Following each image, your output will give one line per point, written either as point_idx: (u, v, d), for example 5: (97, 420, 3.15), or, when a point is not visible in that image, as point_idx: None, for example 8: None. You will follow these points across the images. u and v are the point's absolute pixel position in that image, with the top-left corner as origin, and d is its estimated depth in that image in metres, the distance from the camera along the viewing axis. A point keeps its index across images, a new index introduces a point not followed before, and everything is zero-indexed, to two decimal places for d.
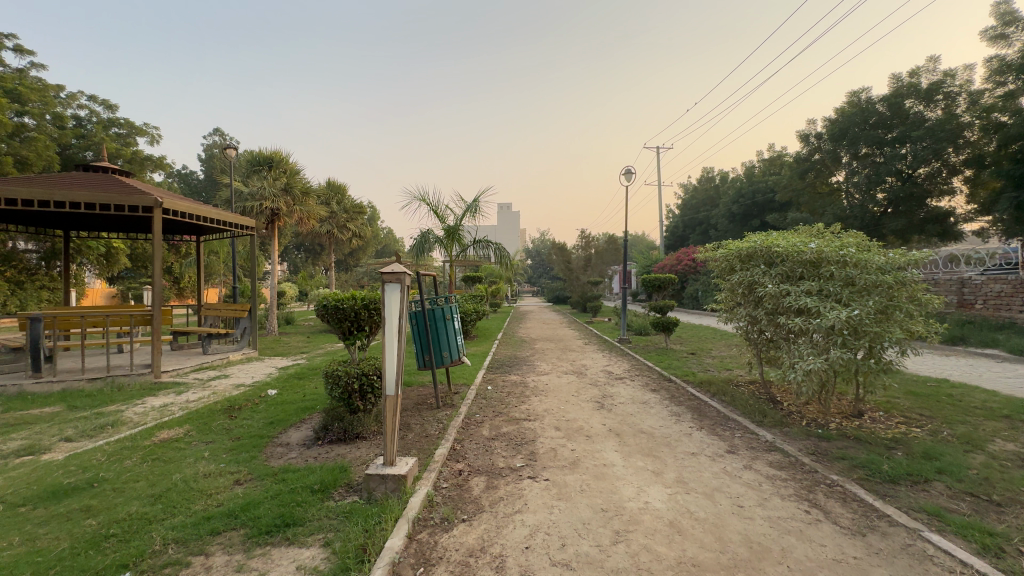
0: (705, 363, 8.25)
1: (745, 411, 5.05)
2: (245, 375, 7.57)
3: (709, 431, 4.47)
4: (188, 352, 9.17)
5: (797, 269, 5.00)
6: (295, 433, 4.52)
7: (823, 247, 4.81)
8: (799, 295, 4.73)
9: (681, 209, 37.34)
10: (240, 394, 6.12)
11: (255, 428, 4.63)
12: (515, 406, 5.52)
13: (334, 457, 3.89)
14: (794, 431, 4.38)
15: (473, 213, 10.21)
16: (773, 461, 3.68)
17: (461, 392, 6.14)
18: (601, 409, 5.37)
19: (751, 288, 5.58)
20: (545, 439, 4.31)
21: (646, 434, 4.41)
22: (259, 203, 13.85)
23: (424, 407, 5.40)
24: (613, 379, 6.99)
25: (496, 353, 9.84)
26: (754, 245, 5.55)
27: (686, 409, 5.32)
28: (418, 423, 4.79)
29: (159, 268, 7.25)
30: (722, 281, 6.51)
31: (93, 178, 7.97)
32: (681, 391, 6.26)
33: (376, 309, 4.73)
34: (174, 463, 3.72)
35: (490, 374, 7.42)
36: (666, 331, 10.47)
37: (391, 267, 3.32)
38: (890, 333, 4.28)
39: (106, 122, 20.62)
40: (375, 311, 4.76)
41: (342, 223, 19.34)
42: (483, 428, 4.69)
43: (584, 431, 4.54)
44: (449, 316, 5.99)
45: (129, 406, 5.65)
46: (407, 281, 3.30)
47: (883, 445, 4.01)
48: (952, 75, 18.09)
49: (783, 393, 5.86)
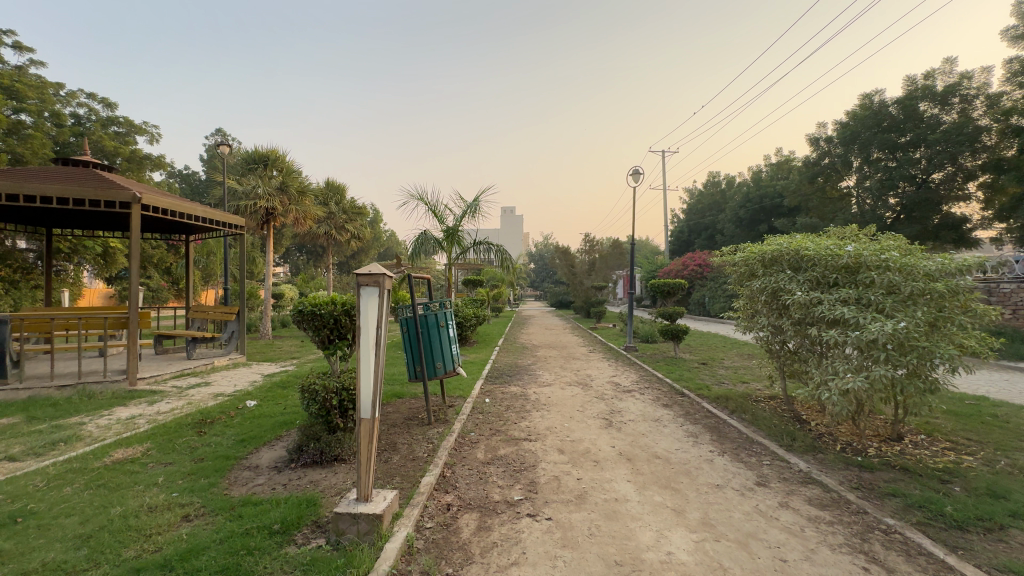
0: (718, 374, 7.71)
1: (770, 433, 4.52)
2: (227, 383, 7.07)
3: (733, 458, 3.95)
4: (172, 357, 8.70)
5: (830, 274, 4.49)
6: (267, 453, 4.05)
7: (862, 250, 4.30)
8: (834, 303, 4.21)
9: (686, 214, 36.72)
10: (215, 405, 5.63)
11: (222, 448, 4.14)
12: (515, 423, 5.02)
13: (307, 485, 3.41)
14: (830, 459, 3.87)
15: (473, 212, 9.70)
16: (813, 498, 3.16)
17: (455, 406, 5.63)
18: (609, 428, 4.85)
19: (775, 295, 5.08)
20: (547, 465, 3.80)
21: (661, 460, 3.90)
22: (253, 202, 13.42)
23: (414, 423, 4.90)
24: (621, 393, 6.46)
25: (496, 361, 9.32)
26: (779, 248, 5.04)
27: (704, 429, 4.79)
28: (406, 443, 4.28)
29: (136, 267, 6.77)
30: (740, 288, 6.01)
31: (71, 172, 7.48)
32: (696, 406, 5.75)
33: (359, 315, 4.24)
34: (119, 491, 3.23)
35: (489, 385, 6.91)
36: (676, 339, 9.94)
37: (368, 268, 2.82)
38: (940, 348, 3.76)
39: (105, 120, 20.28)
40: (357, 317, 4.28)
41: (341, 224, 18.89)
42: (478, 450, 4.19)
43: (591, 455, 4.02)
44: (445, 323, 5.44)
45: (95, 418, 5.17)
46: (386, 284, 2.82)
47: (937, 478, 3.49)
48: (968, 77, 17.61)
49: (809, 411, 5.34)
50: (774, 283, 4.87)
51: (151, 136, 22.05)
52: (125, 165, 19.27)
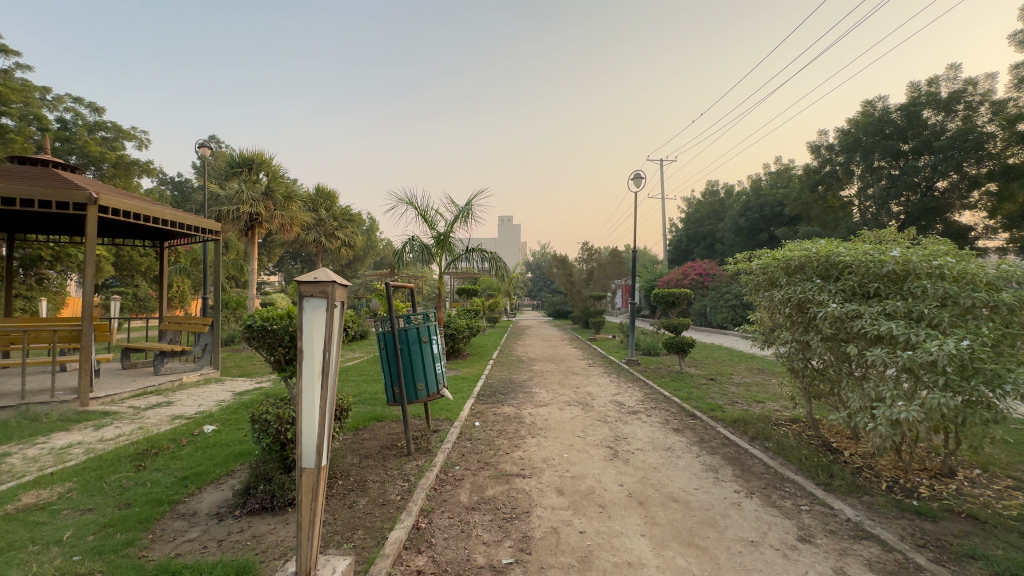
0: (730, 393, 7.06)
1: (803, 467, 3.90)
2: (191, 403, 6.41)
3: (764, 501, 3.33)
4: (138, 372, 8.04)
5: (870, 283, 3.91)
6: (211, 495, 3.41)
7: (910, 255, 3.70)
8: (877, 318, 3.63)
9: (685, 223, 36.25)
10: (168, 431, 4.96)
11: (160, 488, 3.50)
12: (506, 453, 4.38)
13: (247, 542, 2.77)
14: (879, 502, 3.27)
15: (465, 217, 9.10)
16: (872, 561, 2.55)
17: (440, 431, 5.00)
18: (615, 460, 4.21)
19: (803, 306, 4.50)
20: (543, 511, 3.16)
21: (679, 505, 3.26)
22: (235, 207, 12.80)
23: (390, 454, 4.27)
24: (625, 414, 5.85)
25: (490, 377, 8.69)
26: (807, 254, 4.46)
27: (724, 461, 4.17)
28: (378, 482, 3.64)
29: (91, 274, 6.10)
30: (758, 299, 5.45)
31: (25, 171, 6.83)
32: (711, 432, 5.13)
33: None
34: (6, 554, 2.57)
35: (479, 406, 6.27)
36: (682, 353, 9.32)
37: (314, 274, 2.18)
38: (1011, 371, 3.15)
39: (92, 125, 19.60)
40: None
41: (331, 231, 18.25)
42: (462, 489, 3.56)
43: (594, 497, 3.38)
44: (427, 338, 4.83)
45: (25, 447, 4.49)
46: (336, 295, 2.19)
47: (1017, 531, 2.86)
48: (973, 83, 17.13)
49: (839, 438, 4.75)
50: (801, 294, 4.31)
51: (142, 142, 21.45)
52: (112, 171, 18.65)
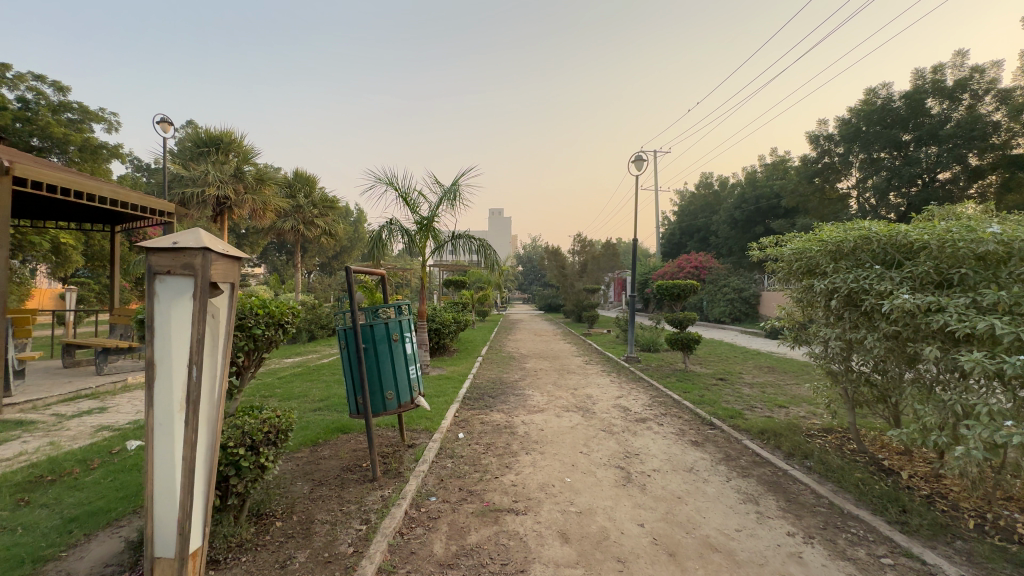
0: (746, 395, 6.32)
1: (865, 497, 3.13)
2: (130, 410, 5.51)
3: (831, 551, 2.55)
4: (77, 372, 7.05)
5: (949, 269, 3.16)
6: (97, 550, 2.53)
7: (1015, 232, 2.89)
8: (964, 312, 2.88)
9: (678, 215, 35.44)
10: (81, 448, 4.06)
11: (31, 538, 2.61)
12: (495, 478, 3.55)
13: None
14: (989, 555, 2.46)
15: (451, 199, 8.22)
16: None
17: (417, 446, 4.17)
18: (629, 487, 3.40)
19: (853, 296, 3.76)
20: (542, 570, 2.35)
21: (722, 559, 2.47)
22: (200, 190, 11.76)
23: (352, 480, 3.42)
24: (632, 423, 5.09)
25: (478, 377, 7.86)
26: (863, 234, 3.69)
27: (763, 487, 3.39)
28: (328, 524, 2.77)
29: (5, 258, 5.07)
30: (789, 289, 4.69)
31: None
32: (735, 445, 4.37)
33: (274, 328, 2.76)
34: None
35: (465, 413, 5.44)
36: (686, 349, 8.56)
37: (175, 245, 1.53)
38: None
39: (57, 105, 17.70)
40: (272, 330, 2.79)
41: (309, 219, 17.19)
42: (438, 535, 2.72)
43: (609, 547, 2.57)
44: (399, 336, 3.95)
45: None
46: (205, 275, 1.55)
47: None
48: (979, 71, 16.41)
49: (890, 455, 4.00)
50: (854, 282, 3.56)
51: (111, 124, 19.91)
52: (77, 155, 17.34)
